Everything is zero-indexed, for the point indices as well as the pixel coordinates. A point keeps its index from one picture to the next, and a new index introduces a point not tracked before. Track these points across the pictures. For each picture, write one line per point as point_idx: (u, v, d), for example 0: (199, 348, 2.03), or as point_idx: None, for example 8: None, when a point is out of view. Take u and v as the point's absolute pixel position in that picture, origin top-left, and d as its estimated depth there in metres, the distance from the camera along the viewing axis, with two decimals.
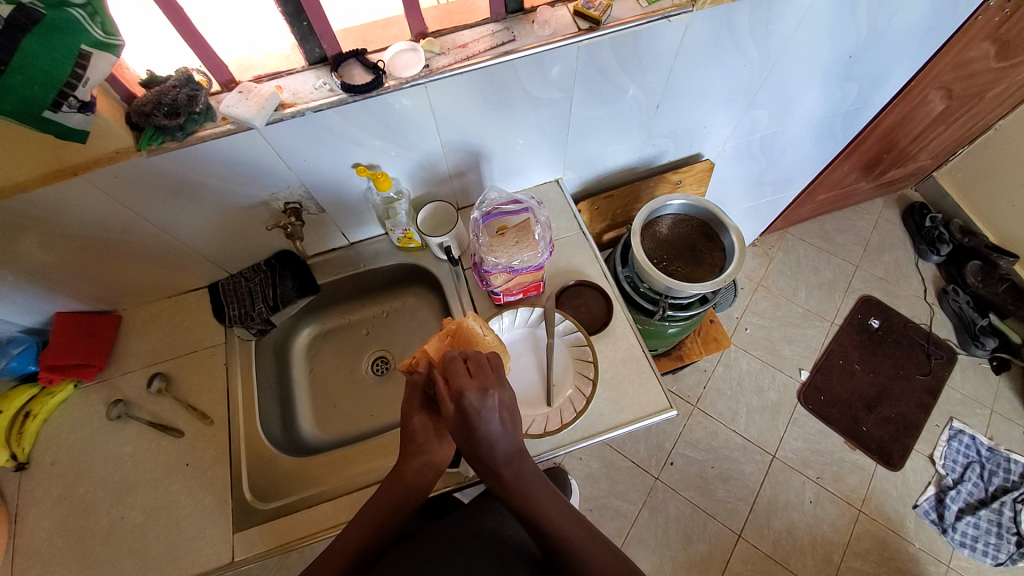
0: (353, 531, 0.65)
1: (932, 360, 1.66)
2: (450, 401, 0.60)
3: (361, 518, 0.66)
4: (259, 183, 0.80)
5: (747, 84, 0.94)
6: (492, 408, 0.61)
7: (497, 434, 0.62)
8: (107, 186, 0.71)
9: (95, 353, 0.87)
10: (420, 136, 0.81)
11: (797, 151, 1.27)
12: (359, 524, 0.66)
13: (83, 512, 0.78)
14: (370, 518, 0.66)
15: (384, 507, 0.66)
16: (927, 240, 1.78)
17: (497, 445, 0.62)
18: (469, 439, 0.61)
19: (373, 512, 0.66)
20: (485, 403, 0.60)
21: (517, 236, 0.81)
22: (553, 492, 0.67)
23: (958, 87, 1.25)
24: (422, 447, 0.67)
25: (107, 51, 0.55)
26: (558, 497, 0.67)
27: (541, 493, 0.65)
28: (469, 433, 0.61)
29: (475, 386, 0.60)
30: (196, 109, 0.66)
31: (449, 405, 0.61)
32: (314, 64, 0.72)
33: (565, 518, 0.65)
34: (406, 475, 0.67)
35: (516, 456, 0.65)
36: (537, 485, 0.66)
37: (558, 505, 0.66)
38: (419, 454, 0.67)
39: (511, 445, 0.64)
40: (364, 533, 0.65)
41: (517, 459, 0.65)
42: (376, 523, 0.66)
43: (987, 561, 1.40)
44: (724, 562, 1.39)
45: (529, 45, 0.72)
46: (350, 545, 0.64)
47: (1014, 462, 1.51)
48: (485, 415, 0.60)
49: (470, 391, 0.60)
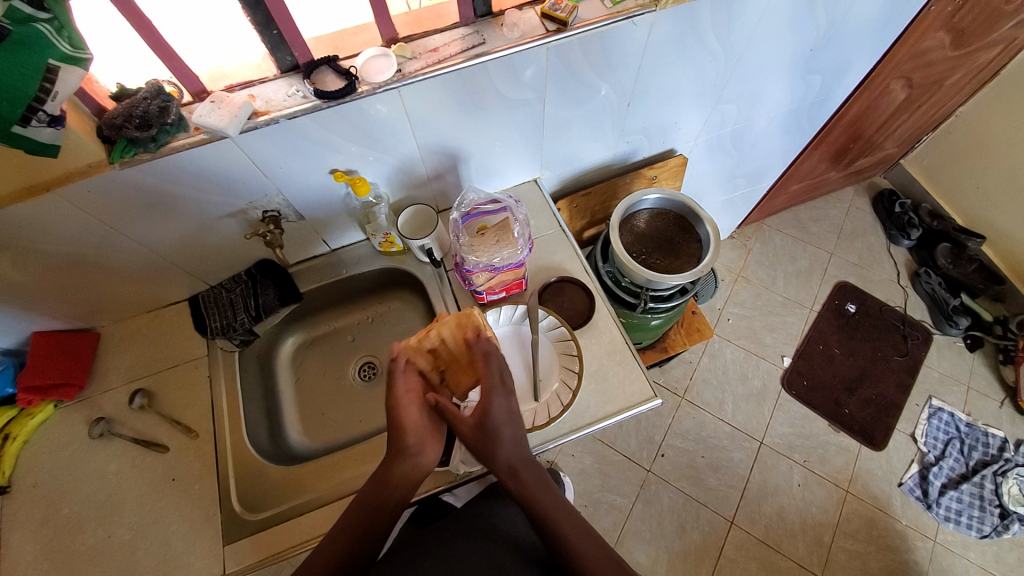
0: (342, 527, 0.62)
1: (908, 341, 1.71)
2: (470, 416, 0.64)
3: (348, 520, 0.63)
4: (235, 192, 0.79)
5: (714, 79, 0.97)
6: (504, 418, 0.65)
7: (509, 444, 0.65)
8: (80, 201, 0.71)
9: (74, 372, 0.86)
10: (396, 140, 0.81)
11: (767, 143, 1.30)
12: (349, 520, 0.63)
13: (68, 532, 0.76)
14: (360, 520, 0.62)
15: (372, 512, 0.62)
16: (897, 225, 1.84)
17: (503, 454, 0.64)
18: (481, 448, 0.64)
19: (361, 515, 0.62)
20: (506, 409, 0.65)
21: (497, 236, 0.82)
22: (561, 500, 0.66)
23: (918, 76, 1.30)
24: (410, 444, 0.63)
25: (75, 65, 0.56)
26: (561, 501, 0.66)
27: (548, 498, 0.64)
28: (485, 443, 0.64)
29: (492, 396, 0.65)
30: (168, 121, 0.66)
31: (465, 418, 0.64)
32: (287, 71, 0.72)
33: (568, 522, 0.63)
34: (393, 479, 0.63)
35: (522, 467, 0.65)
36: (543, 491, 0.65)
37: (564, 515, 0.64)
38: (410, 453, 0.63)
39: (514, 457, 0.65)
40: (354, 535, 0.61)
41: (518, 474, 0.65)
42: (366, 529, 0.62)
43: (972, 534, 1.44)
44: (719, 549, 1.41)
45: (500, 47, 0.73)
46: (338, 547, 0.61)
47: (992, 436, 1.55)
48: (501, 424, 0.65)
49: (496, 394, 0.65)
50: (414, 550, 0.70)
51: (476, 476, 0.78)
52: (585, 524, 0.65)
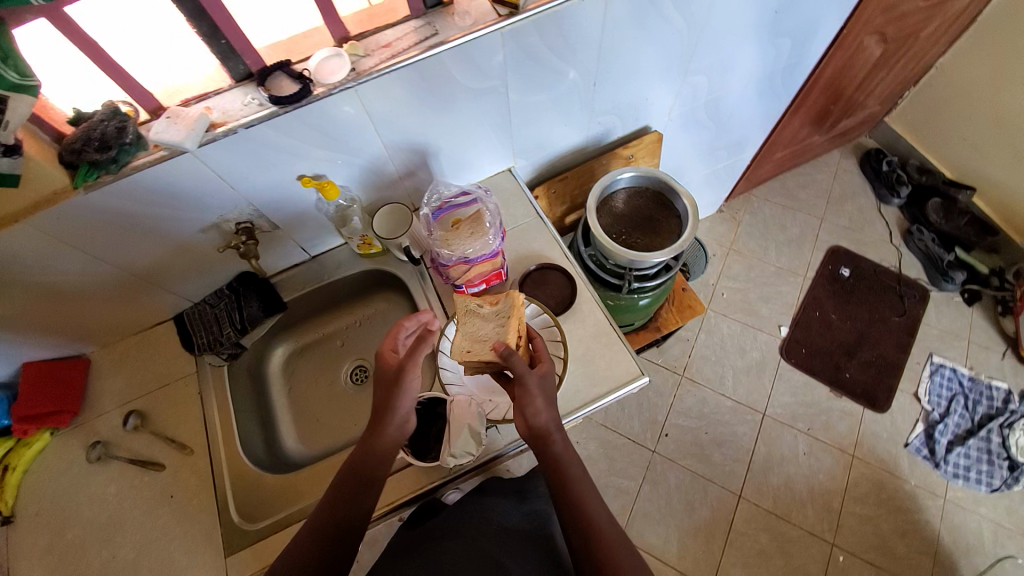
0: (321, 523, 0.60)
1: (905, 300, 1.69)
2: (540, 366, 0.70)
3: (321, 512, 0.61)
4: (206, 208, 0.80)
5: (679, 50, 0.95)
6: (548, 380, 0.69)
7: (547, 408, 0.66)
8: (51, 229, 0.71)
9: (67, 399, 0.87)
10: (361, 140, 0.81)
11: (744, 112, 1.29)
12: (329, 514, 0.60)
13: (73, 556, 0.77)
14: (336, 512, 0.61)
15: (350, 500, 0.61)
16: (886, 185, 1.83)
17: (542, 415, 0.65)
18: (527, 404, 0.65)
19: (338, 501, 0.61)
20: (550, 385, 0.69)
21: (471, 228, 0.82)
22: (580, 469, 0.65)
23: (891, 30, 1.27)
24: (392, 409, 0.64)
25: (24, 93, 0.56)
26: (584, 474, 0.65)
27: (575, 471, 0.64)
28: (537, 400, 0.66)
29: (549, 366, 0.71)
30: (126, 140, 0.66)
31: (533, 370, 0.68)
32: (241, 80, 0.72)
33: (589, 495, 0.63)
34: (373, 453, 0.64)
35: (552, 429, 0.66)
36: (571, 462, 0.65)
37: (584, 487, 0.64)
38: (391, 422, 0.65)
39: (540, 419, 0.65)
40: (332, 530, 0.59)
41: (543, 435, 0.65)
42: (344, 520, 0.60)
43: (981, 488, 1.43)
44: (728, 523, 1.42)
45: (454, 37, 0.72)
46: (317, 544, 0.58)
47: (996, 389, 1.55)
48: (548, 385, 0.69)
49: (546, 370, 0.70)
50: (406, 553, 0.67)
51: (468, 470, 0.79)
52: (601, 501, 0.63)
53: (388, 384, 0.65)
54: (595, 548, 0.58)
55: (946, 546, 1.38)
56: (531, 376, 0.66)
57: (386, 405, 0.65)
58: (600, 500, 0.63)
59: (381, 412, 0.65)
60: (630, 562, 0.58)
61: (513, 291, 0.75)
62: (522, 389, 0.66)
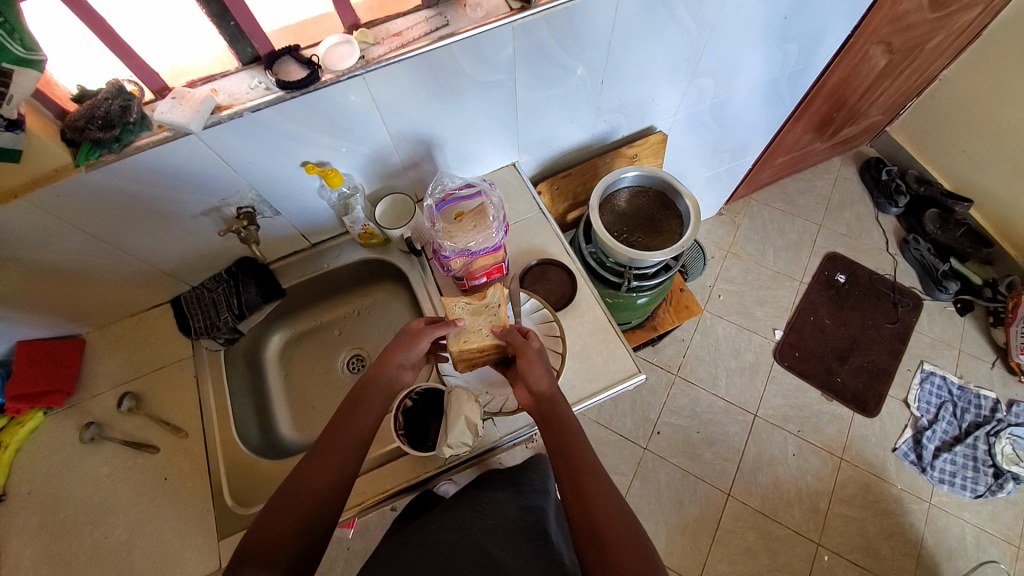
0: (311, 486, 0.58)
1: (899, 308, 1.71)
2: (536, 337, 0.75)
3: (309, 474, 0.59)
4: (207, 190, 0.79)
5: (688, 52, 0.95)
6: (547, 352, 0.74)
7: (547, 375, 0.70)
8: (51, 207, 0.70)
9: (61, 379, 0.86)
10: (367, 129, 0.81)
11: (749, 115, 1.29)
12: (318, 479, 0.59)
13: (65, 536, 0.77)
14: (326, 477, 0.59)
15: (338, 465, 0.61)
16: (885, 193, 1.84)
17: (543, 377, 0.70)
18: (528, 366, 0.70)
19: (327, 466, 0.60)
20: (541, 355, 0.72)
21: (473, 221, 0.83)
22: (579, 435, 0.65)
23: (898, 40, 1.28)
24: (396, 356, 0.72)
25: (30, 67, 0.56)
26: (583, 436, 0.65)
27: (573, 430, 0.65)
28: (534, 364, 0.71)
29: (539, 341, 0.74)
30: (131, 120, 0.65)
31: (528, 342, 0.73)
32: (248, 63, 0.71)
33: (587, 455, 0.63)
34: (365, 400, 0.68)
35: (552, 393, 0.69)
36: (570, 423, 0.66)
37: (582, 450, 0.63)
38: (393, 367, 0.72)
39: (541, 384, 0.69)
40: (321, 494, 0.58)
41: (547, 398, 0.69)
42: (334, 487, 0.59)
43: (966, 494, 1.45)
44: (717, 522, 1.43)
45: (464, 28, 0.72)
46: (305, 507, 0.57)
47: (984, 397, 1.57)
48: (547, 355, 0.74)
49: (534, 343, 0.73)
50: (401, 545, 0.67)
51: (463, 462, 0.79)
52: (600, 465, 0.62)
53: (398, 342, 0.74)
54: (588, 508, 0.57)
55: (929, 549, 1.40)
56: (528, 347, 0.72)
57: (393, 351, 0.73)
58: (599, 467, 0.62)
59: (386, 355, 0.73)
60: (625, 519, 0.56)
61: (499, 284, 0.78)
62: (523, 356, 0.71)
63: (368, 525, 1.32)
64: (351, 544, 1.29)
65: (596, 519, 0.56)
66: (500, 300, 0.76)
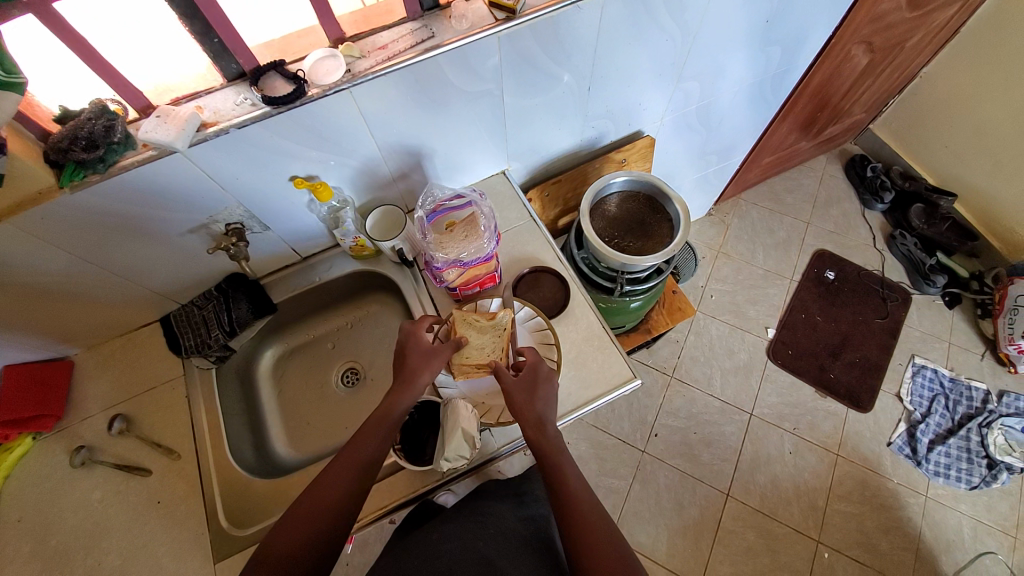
0: (317, 509, 0.57)
1: (888, 303, 1.73)
2: (529, 364, 0.72)
3: (318, 495, 0.58)
4: (193, 208, 0.78)
5: (673, 57, 0.96)
6: (541, 376, 0.72)
7: (544, 403, 0.70)
8: (37, 228, 0.69)
9: (51, 402, 0.85)
10: (355, 142, 0.81)
11: (735, 117, 1.30)
12: (326, 499, 0.58)
13: (55, 564, 0.75)
14: (333, 499, 0.58)
15: (348, 482, 0.60)
16: (870, 190, 1.86)
17: (527, 410, 0.68)
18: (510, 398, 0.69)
19: (340, 486, 0.60)
20: (540, 388, 0.71)
21: (465, 230, 0.83)
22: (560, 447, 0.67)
23: (878, 39, 1.30)
24: (414, 375, 0.71)
25: (11, 90, 0.54)
26: (561, 449, 0.66)
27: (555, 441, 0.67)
28: (523, 395, 0.69)
29: (540, 369, 0.72)
30: (115, 140, 0.65)
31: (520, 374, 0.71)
32: (233, 80, 0.71)
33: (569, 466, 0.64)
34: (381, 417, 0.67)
35: (536, 422, 0.68)
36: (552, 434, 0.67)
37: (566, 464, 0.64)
38: (417, 386, 0.70)
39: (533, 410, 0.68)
40: (326, 519, 0.57)
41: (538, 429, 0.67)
42: (340, 511, 0.58)
43: (961, 486, 1.47)
44: (717, 522, 1.43)
45: (449, 40, 0.72)
46: (310, 529, 0.56)
47: (975, 389, 1.59)
48: (540, 380, 0.71)
49: (538, 375, 0.71)
50: (402, 555, 0.66)
51: (462, 474, 0.79)
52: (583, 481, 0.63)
53: (418, 359, 0.72)
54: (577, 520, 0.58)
55: (927, 543, 1.41)
56: (516, 385, 0.70)
57: (415, 368, 0.71)
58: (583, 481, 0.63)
59: (412, 371, 0.71)
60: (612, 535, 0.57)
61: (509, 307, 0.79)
62: (513, 391, 0.70)
63: (366, 539, 1.30)
64: (349, 561, 1.27)
65: (581, 533, 0.57)
66: (507, 323, 0.78)
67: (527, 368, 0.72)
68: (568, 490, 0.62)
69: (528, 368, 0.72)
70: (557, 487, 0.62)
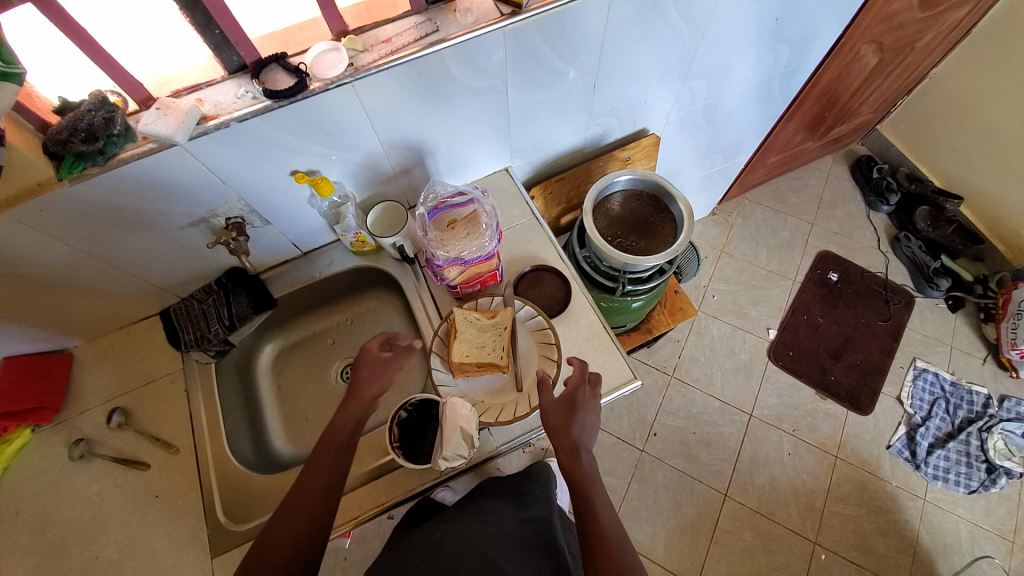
0: (288, 530, 0.58)
1: (891, 306, 1.72)
2: (571, 387, 0.73)
3: (288, 516, 0.59)
4: (193, 202, 0.78)
5: (680, 54, 0.95)
6: (580, 404, 0.71)
7: (581, 430, 0.69)
8: (35, 220, 0.68)
9: (50, 395, 0.84)
10: (357, 137, 0.80)
11: (741, 116, 1.29)
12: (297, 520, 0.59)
13: (53, 557, 0.75)
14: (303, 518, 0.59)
15: (316, 500, 0.61)
16: (876, 192, 1.85)
17: (561, 433, 0.69)
18: (548, 412, 0.71)
19: (309, 504, 0.60)
20: (583, 415, 0.70)
21: (467, 229, 0.84)
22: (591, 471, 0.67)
23: (888, 39, 1.28)
24: (366, 387, 0.71)
25: (7, 80, 0.53)
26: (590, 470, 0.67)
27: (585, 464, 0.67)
28: (560, 415, 0.70)
29: (580, 394, 0.72)
30: (114, 132, 0.64)
31: (561, 396, 0.72)
32: (234, 72, 0.70)
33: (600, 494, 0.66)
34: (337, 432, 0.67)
35: (569, 448, 0.68)
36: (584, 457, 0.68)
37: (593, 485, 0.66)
38: (366, 398, 0.71)
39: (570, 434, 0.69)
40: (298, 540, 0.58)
41: (569, 452, 0.68)
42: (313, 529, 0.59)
43: (960, 490, 1.47)
44: (714, 523, 1.43)
45: (454, 35, 0.71)
46: (284, 549, 0.56)
47: (976, 393, 1.58)
48: (578, 407, 0.71)
49: (581, 401, 0.71)
50: (403, 553, 0.66)
51: (460, 471, 0.78)
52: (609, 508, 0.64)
53: (368, 372, 0.73)
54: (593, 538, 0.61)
55: (924, 546, 1.41)
56: (552, 405, 0.71)
57: (365, 382, 0.72)
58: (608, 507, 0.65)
59: (358, 387, 0.71)
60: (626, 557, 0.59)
61: (509, 305, 0.81)
62: (551, 409, 0.71)
63: None
64: None
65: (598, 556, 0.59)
66: (507, 324, 0.80)
67: (569, 391, 0.72)
68: (575, 487, 0.66)
69: (570, 392, 0.72)
70: (582, 498, 0.65)
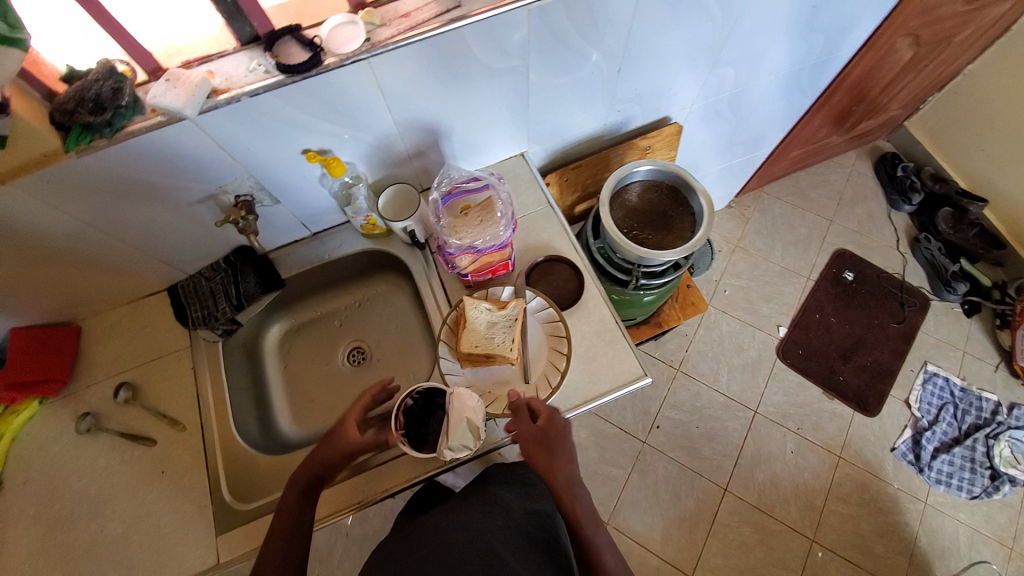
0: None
1: (905, 308, 1.69)
2: (544, 418, 0.73)
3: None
4: (203, 177, 0.75)
5: (710, 41, 0.91)
6: (558, 434, 0.73)
7: (567, 461, 0.73)
8: (42, 191, 0.67)
9: (58, 367, 0.84)
10: (370, 117, 0.77)
11: (766, 107, 1.24)
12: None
13: (61, 528, 0.76)
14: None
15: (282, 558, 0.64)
16: (899, 190, 1.80)
17: (552, 470, 0.72)
18: (530, 453, 0.72)
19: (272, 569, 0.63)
20: (560, 446, 0.73)
21: (480, 216, 0.81)
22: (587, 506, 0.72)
23: (926, 33, 1.22)
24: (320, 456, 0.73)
25: (13, 46, 0.51)
26: (588, 508, 0.72)
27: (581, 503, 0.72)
28: (539, 446, 0.72)
29: (553, 421, 0.73)
30: (122, 103, 0.62)
31: (537, 427, 0.73)
32: (247, 44, 0.67)
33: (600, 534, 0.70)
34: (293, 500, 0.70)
35: (565, 483, 0.72)
36: (578, 493, 0.72)
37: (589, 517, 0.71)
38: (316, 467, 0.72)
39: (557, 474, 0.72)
40: None
41: (567, 491, 0.72)
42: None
43: (962, 495, 1.46)
44: (713, 516, 1.44)
45: (476, 11, 0.67)
46: None
47: (986, 400, 1.56)
48: (556, 439, 0.72)
49: (553, 431, 0.73)
50: (411, 541, 0.65)
51: (465, 460, 0.78)
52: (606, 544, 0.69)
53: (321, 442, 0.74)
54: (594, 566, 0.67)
55: (922, 548, 1.42)
56: (530, 432, 0.73)
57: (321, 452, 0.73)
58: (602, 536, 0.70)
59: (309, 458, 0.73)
60: None
61: (520, 298, 0.80)
62: (530, 441, 0.72)
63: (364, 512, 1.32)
64: (349, 530, 1.26)
65: None
66: (518, 314, 0.78)
67: (544, 421, 0.73)
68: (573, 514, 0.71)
69: (546, 421, 0.73)
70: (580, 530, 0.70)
